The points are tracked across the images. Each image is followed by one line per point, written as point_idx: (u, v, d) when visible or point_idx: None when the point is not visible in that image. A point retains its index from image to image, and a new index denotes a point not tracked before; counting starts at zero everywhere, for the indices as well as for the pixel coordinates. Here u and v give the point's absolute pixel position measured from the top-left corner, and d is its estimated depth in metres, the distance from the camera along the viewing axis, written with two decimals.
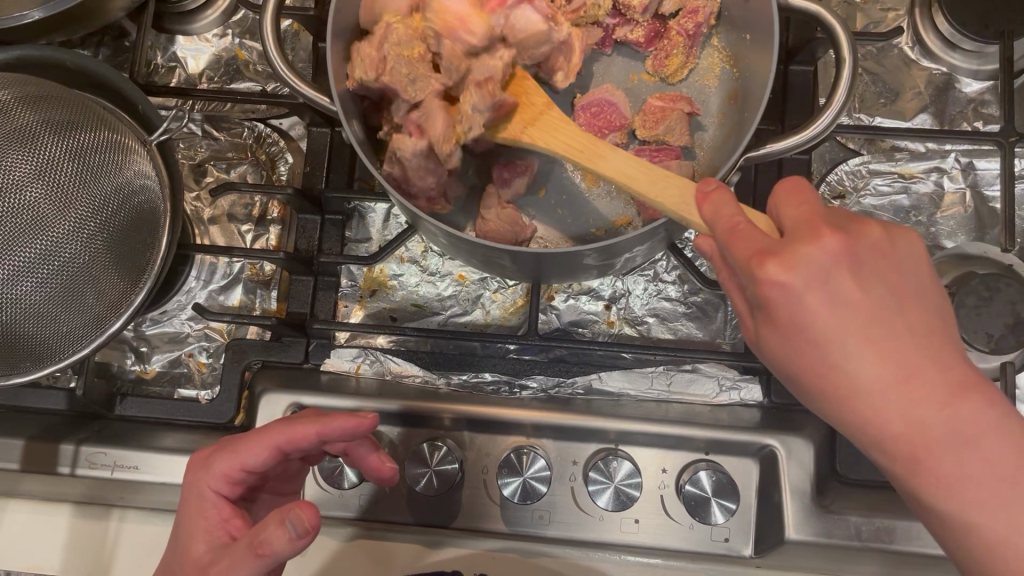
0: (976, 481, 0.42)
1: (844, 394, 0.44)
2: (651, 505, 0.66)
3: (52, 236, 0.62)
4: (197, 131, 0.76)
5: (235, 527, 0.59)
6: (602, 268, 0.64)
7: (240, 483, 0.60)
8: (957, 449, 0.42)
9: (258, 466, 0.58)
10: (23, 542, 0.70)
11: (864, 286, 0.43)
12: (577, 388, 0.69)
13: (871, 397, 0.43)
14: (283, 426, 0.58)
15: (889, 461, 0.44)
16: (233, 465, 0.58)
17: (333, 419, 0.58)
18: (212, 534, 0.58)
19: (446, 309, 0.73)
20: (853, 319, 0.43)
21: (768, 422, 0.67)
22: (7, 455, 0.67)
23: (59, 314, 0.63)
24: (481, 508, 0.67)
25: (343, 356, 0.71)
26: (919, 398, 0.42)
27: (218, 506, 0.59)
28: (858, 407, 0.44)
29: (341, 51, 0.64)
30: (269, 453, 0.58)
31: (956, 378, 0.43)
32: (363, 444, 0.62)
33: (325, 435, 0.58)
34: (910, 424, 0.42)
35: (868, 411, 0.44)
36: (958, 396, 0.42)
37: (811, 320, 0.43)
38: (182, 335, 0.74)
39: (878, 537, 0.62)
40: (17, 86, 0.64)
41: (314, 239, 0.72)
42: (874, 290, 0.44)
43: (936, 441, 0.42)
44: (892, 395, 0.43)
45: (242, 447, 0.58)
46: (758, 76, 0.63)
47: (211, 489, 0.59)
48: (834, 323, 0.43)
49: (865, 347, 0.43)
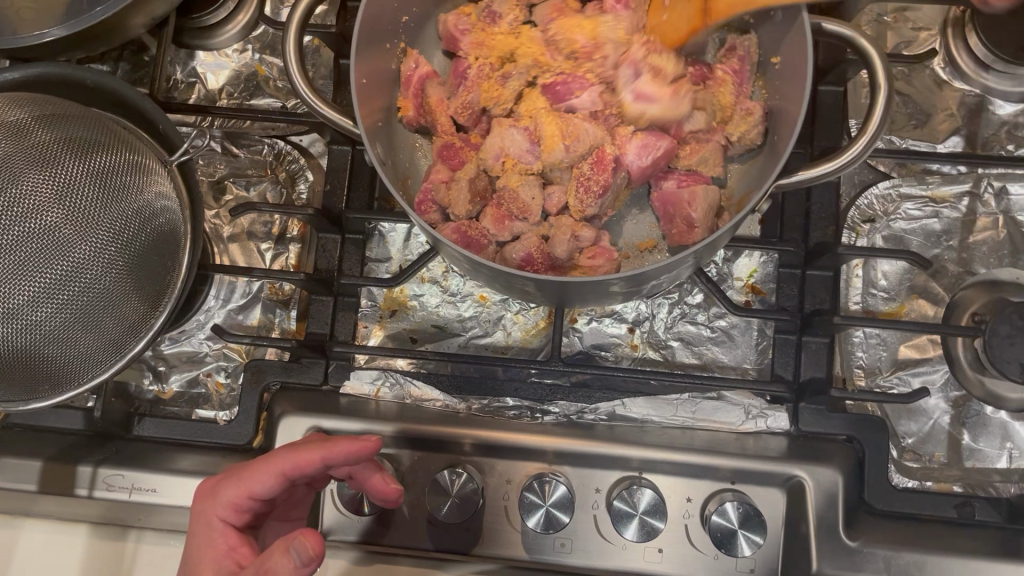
0: None
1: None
2: (675, 534, 0.65)
3: (72, 259, 0.61)
4: (217, 149, 0.75)
5: (243, 556, 0.58)
6: (631, 296, 0.62)
7: (247, 511, 0.59)
8: None
9: (264, 493, 0.57)
10: (46, 558, 0.70)
11: None
12: (600, 414, 0.68)
13: None
14: (287, 452, 0.57)
15: None
16: (241, 493, 0.57)
17: (336, 443, 0.57)
18: (222, 563, 0.57)
19: (467, 331, 0.72)
20: None
21: (795, 451, 0.65)
22: (24, 476, 0.66)
23: (79, 337, 0.62)
24: (501, 536, 0.66)
25: (363, 377, 0.70)
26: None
27: (225, 534, 0.58)
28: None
29: (366, 67, 0.63)
30: (275, 481, 0.57)
31: None
32: (366, 466, 0.61)
33: (331, 460, 0.57)
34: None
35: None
36: None
37: None
38: (201, 355, 0.73)
39: (908, 571, 0.61)
40: (38, 105, 0.63)
41: (335, 258, 0.71)
42: None
43: None
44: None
45: (247, 474, 0.57)
46: (788, 104, 0.62)
47: (218, 518, 0.58)
48: None
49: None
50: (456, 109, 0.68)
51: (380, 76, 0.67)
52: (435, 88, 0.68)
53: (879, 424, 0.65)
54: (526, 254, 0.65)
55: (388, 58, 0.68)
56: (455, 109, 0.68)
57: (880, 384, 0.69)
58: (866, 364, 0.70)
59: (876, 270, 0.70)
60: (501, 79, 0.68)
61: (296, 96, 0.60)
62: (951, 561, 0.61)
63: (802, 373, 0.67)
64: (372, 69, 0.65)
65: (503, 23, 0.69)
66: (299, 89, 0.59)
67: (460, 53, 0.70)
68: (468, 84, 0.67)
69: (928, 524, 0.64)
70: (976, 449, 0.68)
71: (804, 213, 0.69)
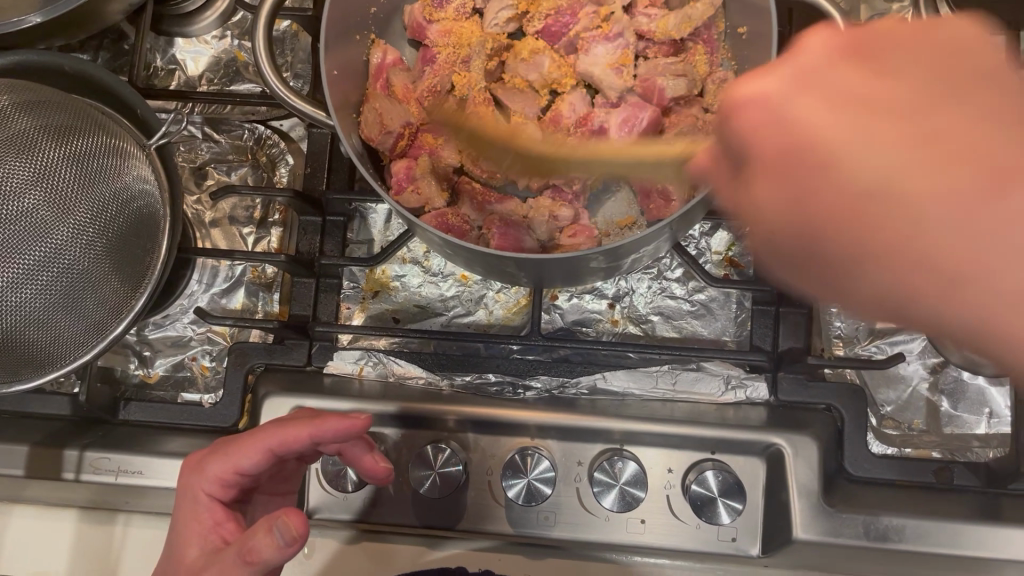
0: (944, 228, 0.39)
1: (840, 171, 0.43)
2: (657, 505, 0.65)
3: (52, 242, 0.61)
4: (197, 134, 0.76)
5: (229, 531, 0.59)
6: (610, 270, 0.63)
7: (233, 486, 0.59)
8: (931, 213, 0.39)
9: (252, 469, 0.58)
10: (36, 543, 0.71)
11: (909, 157, 0.41)
12: (581, 388, 0.68)
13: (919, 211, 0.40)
14: (275, 428, 0.57)
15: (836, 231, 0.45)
16: (227, 468, 0.58)
17: (325, 419, 0.57)
18: (207, 538, 0.58)
19: (449, 310, 0.73)
20: (929, 156, 0.40)
21: (776, 421, 0.66)
22: (11, 461, 0.67)
23: (60, 319, 0.63)
24: (485, 510, 0.66)
25: (346, 357, 0.70)
26: (859, 109, 0.43)
27: (211, 509, 0.59)
28: (911, 140, 0.41)
29: (338, 47, 0.64)
30: (262, 457, 0.57)
31: (951, 150, 0.39)
32: (358, 445, 0.62)
33: (319, 437, 0.57)
34: (879, 174, 0.41)
35: (842, 171, 0.43)
36: (1001, 191, 0.38)
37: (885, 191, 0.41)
38: (185, 339, 0.74)
39: (887, 536, 0.61)
40: (15, 91, 0.63)
41: (316, 240, 0.71)
42: (911, 119, 0.41)
43: (942, 239, 0.39)
44: (916, 176, 0.40)
45: (234, 450, 0.58)
46: (758, 71, 0.63)
47: (205, 492, 0.58)
48: (869, 167, 0.42)
49: (924, 170, 0.40)
50: (423, 95, 0.69)
51: (352, 69, 0.67)
52: (401, 75, 0.68)
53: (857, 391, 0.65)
54: (503, 238, 0.65)
55: (358, 50, 0.68)
56: (423, 96, 0.69)
57: (858, 353, 0.70)
58: (843, 334, 0.70)
59: None
60: (465, 62, 0.70)
61: (271, 91, 0.60)
62: (932, 525, 0.61)
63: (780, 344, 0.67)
64: (342, 60, 0.66)
65: (450, 8, 0.70)
66: (273, 84, 0.60)
67: (427, 41, 0.71)
68: (436, 68, 0.69)
69: (908, 490, 0.64)
70: (955, 415, 0.69)
71: None
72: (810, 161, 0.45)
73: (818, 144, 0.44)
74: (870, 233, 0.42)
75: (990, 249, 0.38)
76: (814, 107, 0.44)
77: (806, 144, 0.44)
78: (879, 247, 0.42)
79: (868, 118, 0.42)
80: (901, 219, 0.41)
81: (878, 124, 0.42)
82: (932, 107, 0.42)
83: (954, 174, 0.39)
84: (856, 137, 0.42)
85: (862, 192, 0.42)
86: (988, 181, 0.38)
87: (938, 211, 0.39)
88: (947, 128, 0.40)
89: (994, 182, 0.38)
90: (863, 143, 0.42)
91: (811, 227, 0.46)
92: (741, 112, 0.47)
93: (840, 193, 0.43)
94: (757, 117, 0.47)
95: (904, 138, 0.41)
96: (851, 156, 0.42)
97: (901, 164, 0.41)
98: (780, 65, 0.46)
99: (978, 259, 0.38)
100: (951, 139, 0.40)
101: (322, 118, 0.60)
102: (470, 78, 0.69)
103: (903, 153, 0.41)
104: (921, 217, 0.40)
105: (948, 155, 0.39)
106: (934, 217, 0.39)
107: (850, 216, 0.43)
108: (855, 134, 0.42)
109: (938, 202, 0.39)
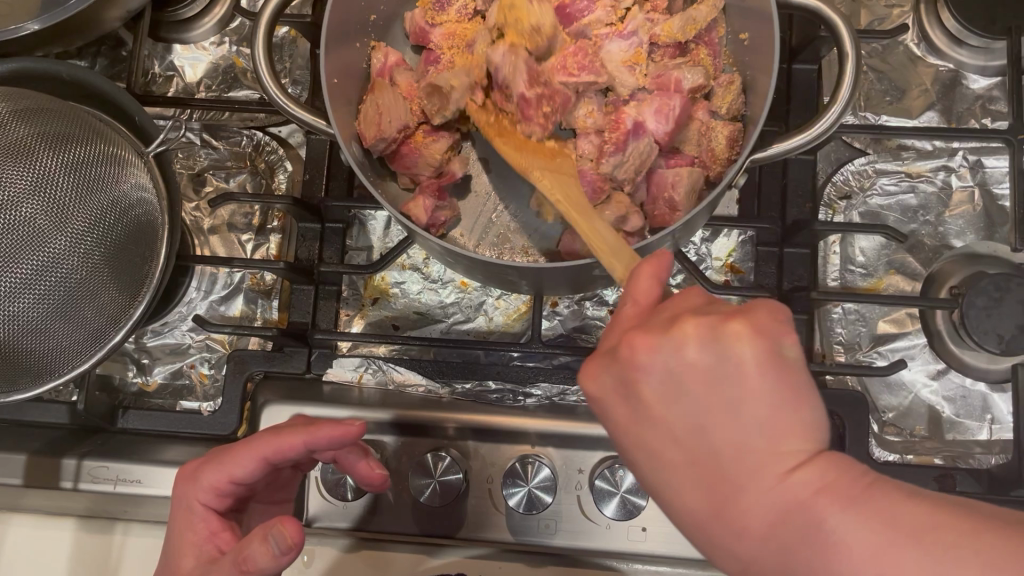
0: (855, 560, 0.35)
1: (716, 475, 0.41)
2: (658, 513, 0.65)
3: (50, 251, 0.61)
4: (195, 141, 0.75)
5: (224, 541, 0.58)
6: (611, 278, 0.62)
7: (229, 496, 0.59)
8: (764, 486, 0.39)
9: (246, 478, 0.58)
10: (33, 552, 0.70)
11: (696, 455, 0.41)
12: (581, 396, 0.69)
13: (744, 505, 0.39)
14: (268, 437, 0.57)
15: (702, 511, 0.41)
16: (221, 477, 0.57)
17: (318, 428, 0.57)
18: (202, 549, 0.57)
19: (449, 317, 0.73)
20: (773, 465, 0.39)
21: None
22: (9, 470, 0.67)
23: (58, 329, 0.62)
24: (486, 518, 0.66)
25: (346, 365, 0.71)
26: (700, 466, 0.41)
27: (206, 520, 0.58)
28: (710, 463, 0.41)
29: (338, 53, 0.63)
30: (257, 465, 0.57)
31: (784, 424, 0.40)
32: (351, 452, 0.61)
33: (313, 444, 0.57)
34: (691, 428, 0.42)
35: (670, 442, 0.43)
36: (810, 498, 0.37)
37: (745, 456, 0.40)
38: (184, 346, 0.73)
39: None
40: (14, 99, 0.63)
41: (315, 246, 0.71)
42: (692, 414, 0.41)
43: (806, 507, 0.37)
44: (738, 464, 0.40)
45: (228, 459, 0.57)
46: (761, 77, 0.62)
47: (200, 502, 0.58)
48: (744, 448, 0.40)
49: (793, 488, 0.38)
50: (427, 91, 0.68)
51: (352, 74, 0.67)
52: (404, 74, 0.68)
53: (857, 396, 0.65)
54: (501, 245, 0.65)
55: (358, 56, 0.68)
56: (426, 94, 0.68)
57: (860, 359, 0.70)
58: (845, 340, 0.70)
59: (853, 246, 0.71)
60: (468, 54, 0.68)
61: (270, 100, 0.60)
62: None
63: None
64: (343, 66, 0.65)
65: (452, 10, 0.70)
66: (273, 94, 0.59)
67: (429, 45, 0.71)
68: (439, 67, 0.68)
69: None
70: (957, 421, 0.68)
71: (781, 189, 0.69)
72: (698, 461, 0.41)
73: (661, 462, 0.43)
74: (783, 549, 0.38)
75: (849, 526, 0.36)
76: (630, 400, 0.44)
77: (702, 463, 0.41)
78: (801, 536, 0.37)
79: (687, 474, 0.42)
80: (737, 504, 0.40)
81: (674, 432, 0.42)
82: (725, 366, 0.40)
83: (787, 480, 0.38)
84: (679, 453, 0.42)
85: (718, 518, 0.41)
86: (1006, 545, 0.33)
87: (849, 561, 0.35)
88: (787, 440, 0.39)
89: (975, 543, 0.33)
90: (657, 460, 0.43)
91: (660, 462, 0.43)
92: (596, 403, 0.46)
93: (688, 460, 0.42)
94: (624, 408, 0.44)
95: (700, 482, 0.41)
96: (683, 488, 0.42)
97: (764, 454, 0.39)
98: (598, 370, 0.45)
99: (807, 509, 0.37)
100: (841, 478, 0.38)
101: (322, 127, 0.60)
102: (476, 66, 0.67)
103: (676, 462, 0.42)
104: (749, 461, 0.40)
105: (760, 467, 0.39)
106: (734, 448, 0.40)
107: (712, 514, 0.41)
108: (681, 426, 0.42)
109: (766, 490, 0.39)
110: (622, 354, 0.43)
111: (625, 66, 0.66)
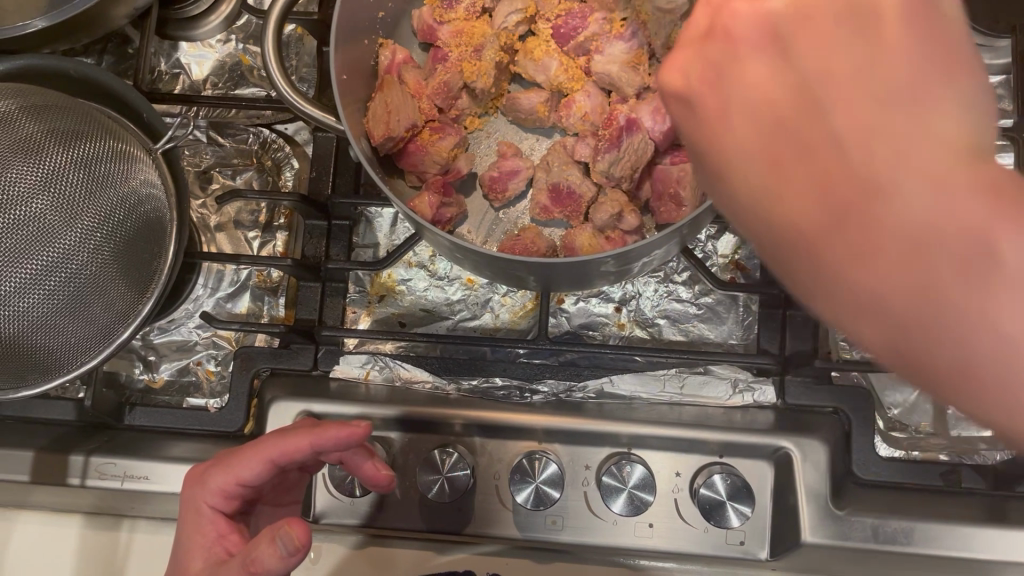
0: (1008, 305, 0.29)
1: (852, 214, 0.31)
2: (664, 509, 0.65)
3: (59, 247, 0.61)
4: (201, 138, 0.76)
5: (232, 543, 0.58)
6: (618, 274, 0.63)
7: (236, 497, 0.59)
8: (902, 153, 0.30)
9: (252, 480, 0.58)
10: (40, 549, 0.70)
11: (766, 117, 0.33)
12: (588, 392, 0.68)
13: (884, 192, 0.30)
14: (276, 439, 0.57)
15: (790, 129, 0.33)
16: (230, 480, 0.58)
17: (325, 429, 0.57)
18: (210, 550, 0.57)
19: (455, 314, 0.73)
20: (922, 160, 0.30)
21: (783, 424, 0.66)
22: (16, 467, 0.67)
23: (67, 325, 0.62)
24: (493, 514, 0.66)
25: (352, 362, 0.70)
26: (828, 183, 0.31)
27: (214, 522, 0.59)
28: (823, 147, 0.32)
29: (347, 50, 0.64)
30: (263, 467, 0.57)
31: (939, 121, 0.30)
32: (357, 453, 0.61)
33: (319, 446, 0.57)
34: (847, 131, 0.31)
35: (777, 115, 0.33)
36: (957, 179, 0.29)
37: (836, 108, 0.32)
38: (190, 343, 0.73)
39: (895, 539, 0.61)
40: (23, 96, 0.63)
41: (322, 244, 0.71)
42: (848, 59, 0.32)
43: (910, 190, 0.30)
44: (871, 157, 0.31)
45: (236, 461, 0.57)
46: None
47: (209, 504, 0.58)
48: (892, 149, 0.30)
49: (948, 199, 0.29)
50: (435, 90, 0.68)
51: (360, 71, 0.67)
52: (413, 73, 0.69)
53: (861, 392, 0.65)
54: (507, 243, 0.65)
55: (366, 53, 0.68)
56: (435, 93, 0.68)
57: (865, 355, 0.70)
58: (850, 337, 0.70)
59: None
60: (476, 52, 0.68)
61: (279, 95, 0.60)
62: (940, 528, 0.61)
63: (786, 347, 0.67)
64: (351, 62, 0.65)
65: (460, 8, 0.70)
66: (282, 89, 0.59)
67: (437, 42, 0.70)
68: (447, 65, 0.68)
69: (917, 493, 0.64)
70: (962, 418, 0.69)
71: None
72: (852, 209, 0.31)
73: (722, 143, 0.35)
74: (865, 250, 0.31)
75: (972, 252, 0.29)
76: (792, 126, 0.33)
77: (822, 162, 0.32)
78: (919, 233, 0.30)
79: (902, 193, 0.30)
80: (870, 203, 0.30)
81: (888, 136, 0.31)
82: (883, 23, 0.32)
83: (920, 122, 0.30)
84: (876, 198, 0.30)
85: (872, 181, 0.31)
86: None
87: (1016, 240, 0.28)
88: (940, 121, 0.30)
89: None
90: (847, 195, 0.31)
91: (722, 126, 0.35)
92: (671, 100, 0.38)
93: (833, 201, 0.31)
94: (808, 124, 0.32)
95: (833, 182, 0.31)
96: (798, 138, 0.33)
97: (874, 50, 0.32)
98: (756, 12, 0.34)
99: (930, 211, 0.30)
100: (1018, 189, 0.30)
101: (332, 123, 0.60)
102: (481, 66, 0.67)
103: (753, 137, 0.34)
104: (836, 90, 0.32)
105: (878, 129, 0.31)
106: (903, 203, 0.30)
107: (765, 158, 0.33)
108: (793, 87, 0.33)
109: (889, 166, 0.30)
110: (736, 30, 0.34)
111: (627, 66, 0.67)
